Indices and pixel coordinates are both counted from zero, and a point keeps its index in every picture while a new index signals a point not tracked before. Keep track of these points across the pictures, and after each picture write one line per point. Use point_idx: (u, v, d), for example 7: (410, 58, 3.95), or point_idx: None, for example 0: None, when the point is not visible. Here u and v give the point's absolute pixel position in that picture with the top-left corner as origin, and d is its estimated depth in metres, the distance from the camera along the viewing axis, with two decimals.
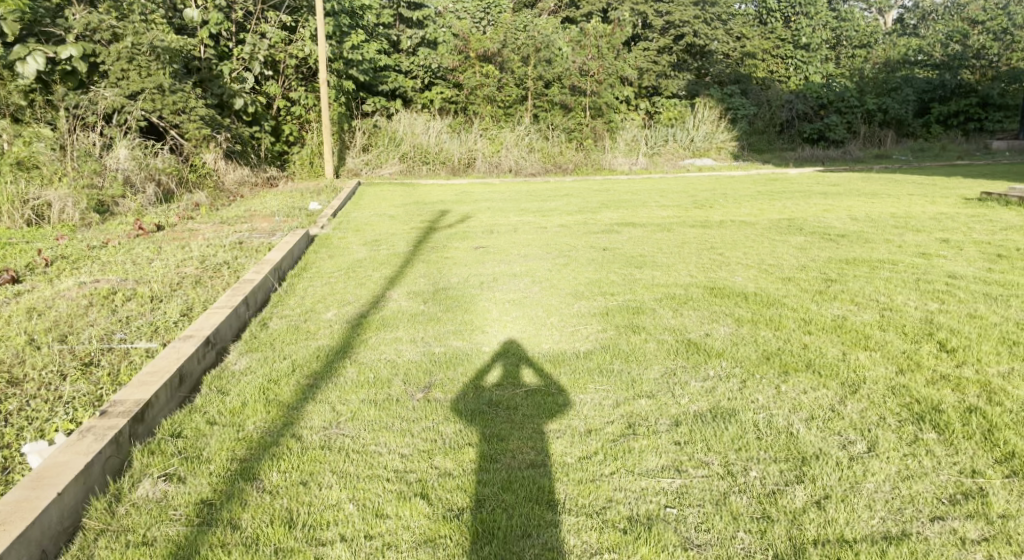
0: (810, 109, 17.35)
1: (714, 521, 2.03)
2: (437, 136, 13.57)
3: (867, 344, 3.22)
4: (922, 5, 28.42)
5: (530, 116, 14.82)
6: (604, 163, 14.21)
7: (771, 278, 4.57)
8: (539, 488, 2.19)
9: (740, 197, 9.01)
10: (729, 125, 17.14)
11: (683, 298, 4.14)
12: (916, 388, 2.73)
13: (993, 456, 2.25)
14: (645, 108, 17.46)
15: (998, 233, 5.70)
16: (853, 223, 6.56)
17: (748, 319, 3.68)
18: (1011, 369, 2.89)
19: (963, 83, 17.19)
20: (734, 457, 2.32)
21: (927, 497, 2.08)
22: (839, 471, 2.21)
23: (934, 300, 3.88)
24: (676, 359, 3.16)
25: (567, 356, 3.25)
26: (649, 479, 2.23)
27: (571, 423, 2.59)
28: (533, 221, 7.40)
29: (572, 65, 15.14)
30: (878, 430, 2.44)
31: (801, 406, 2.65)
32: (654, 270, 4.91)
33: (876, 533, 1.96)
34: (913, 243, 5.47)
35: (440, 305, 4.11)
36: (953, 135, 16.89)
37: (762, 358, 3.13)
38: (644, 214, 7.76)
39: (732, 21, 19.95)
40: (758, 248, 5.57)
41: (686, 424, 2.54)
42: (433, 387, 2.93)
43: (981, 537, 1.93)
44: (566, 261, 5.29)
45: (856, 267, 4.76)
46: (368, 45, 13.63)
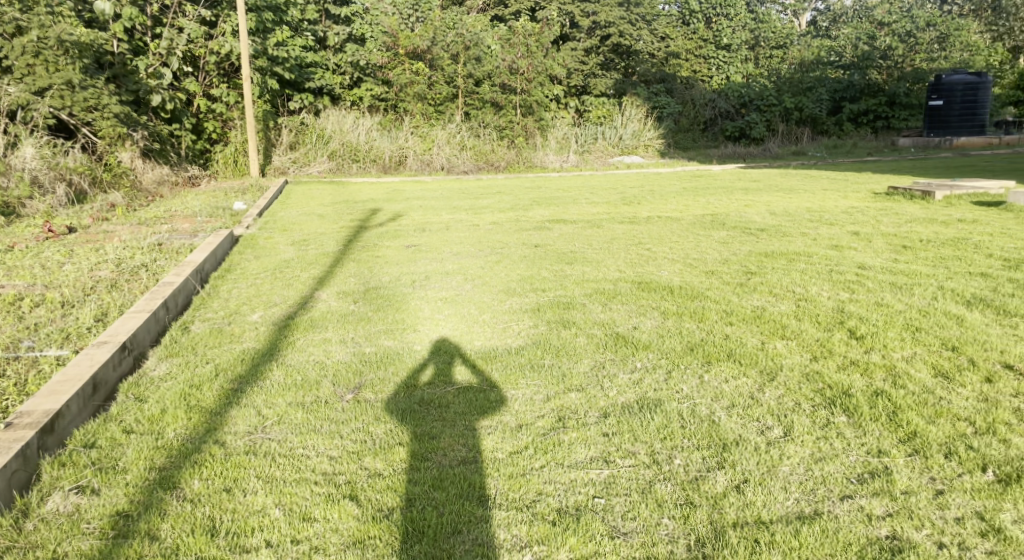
0: (732, 107, 18.21)
1: (639, 509, 2.09)
2: (366, 134, 13.44)
3: (784, 334, 3.36)
4: (834, 8, 29.67)
5: (461, 113, 14.86)
6: (535, 160, 14.23)
7: (696, 272, 4.71)
8: (470, 484, 2.21)
9: (667, 194, 9.23)
10: (656, 123, 17.60)
11: (612, 292, 4.23)
12: (828, 373, 2.88)
13: (897, 436, 2.37)
14: (574, 107, 17.70)
15: (904, 225, 6.01)
16: (771, 217, 6.82)
17: (674, 312, 3.78)
18: (914, 353, 3.06)
19: (871, 83, 17.96)
20: (659, 446, 2.39)
21: (838, 478, 2.17)
22: (757, 456, 2.31)
23: (844, 290, 4.08)
24: (605, 352, 3.23)
25: (499, 352, 3.28)
26: (577, 470, 2.27)
27: (503, 419, 2.62)
28: (465, 218, 7.42)
29: (502, 63, 15.23)
30: (793, 415, 2.55)
31: (722, 394, 2.75)
32: (585, 266, 4.99)
33: (790, 513, 2.04)
34: (827, 236, 5.73)
35: (370, 305, 4.07)
36: (864, 133, 17.68)
37: (686, 349, 3.22)
38: (574, 211, 7.84)
39: (657, 21, 20.23)
40: (683, 243, 5.72)
41: (614, 416, 2.61)
42: (363, 388, 2.90)
43: (886, 512, 2.01)
44: (499, 258, 5.33)
45: (775, 260, 4.95)
46: (293, 41, 13.32)
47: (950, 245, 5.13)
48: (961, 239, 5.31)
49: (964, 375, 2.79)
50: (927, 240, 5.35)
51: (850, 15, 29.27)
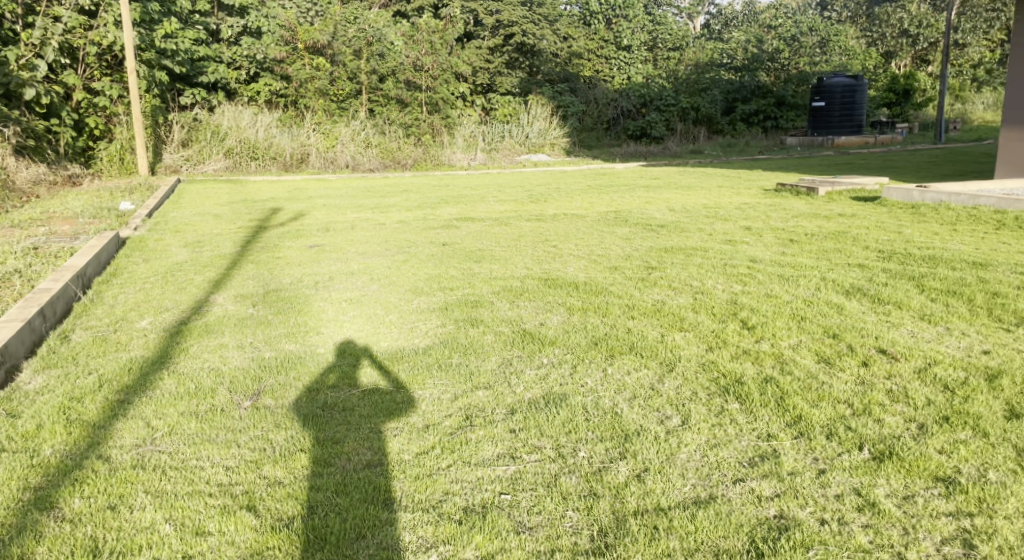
0: (633, 107, 18.58)
1: (545, 503, 2.10)
2: (265, 130, 13.02)
3: (682, 326, 3.49)
4: (725, 14, 30.98)
5: (365, 110, 14.57)
6: (442, 159, 14.17)
7: (600, 268, 4.81)
8: (375, 487, 2.17)
9: (572, 192, 9.35)
10: (561, 122, 17.87)
11: (519, 290, 4.26)
12: (722, 362, 3.01)
13: (785, 420, 2.50)
14: (481, 105, 17.52)
15: (792, 220, 6.34)
16: (671, 214, 7.04)
17: (579, 308, 3.84)
18: (800, 341, 3.24)
19: (761, 85, 19.01)
20: (564, 440, 2.43)
21: (730, 462, 2.26)
22: (656, 445, 2.38)
23: (737, 282, 4.27)
24: (512, 350, 3.24)
25: (406, 353, 3.24)
26: (485, 468, 2.28)
27: (409, 421, 2.59)
28: (371, 218, 7.29)
29: (406, 60, 15.17)
30: (690, 404, 2.65)
31: (624, 386, 2.82)
32: (493, 264, 5.02)
33: (687, 499, 2.09)
34: (722, 231, 5.96)
35: (270, 308, 3.94)
36: (755, 132, 18.61)
37: (591, 343, 3.29)
38: (482, 209, 7.85)
39: (559, 21, 20.25)
40: (589, 240, 5.85)
41: (521, 412, 2.63)
42: (263, 394, 2.81)
43: (774, 493, 2.09)
44: (406, 257, 5.26)
45: (673, 255, 5.12)
46: (184, 33, 12.58)
47: (832, 238, 5.45)
48: (842, 232, 5.65)
49: (844, 360, 2.97)
50: (814, 233, 5.66)
51: (740, 19, 30.55)
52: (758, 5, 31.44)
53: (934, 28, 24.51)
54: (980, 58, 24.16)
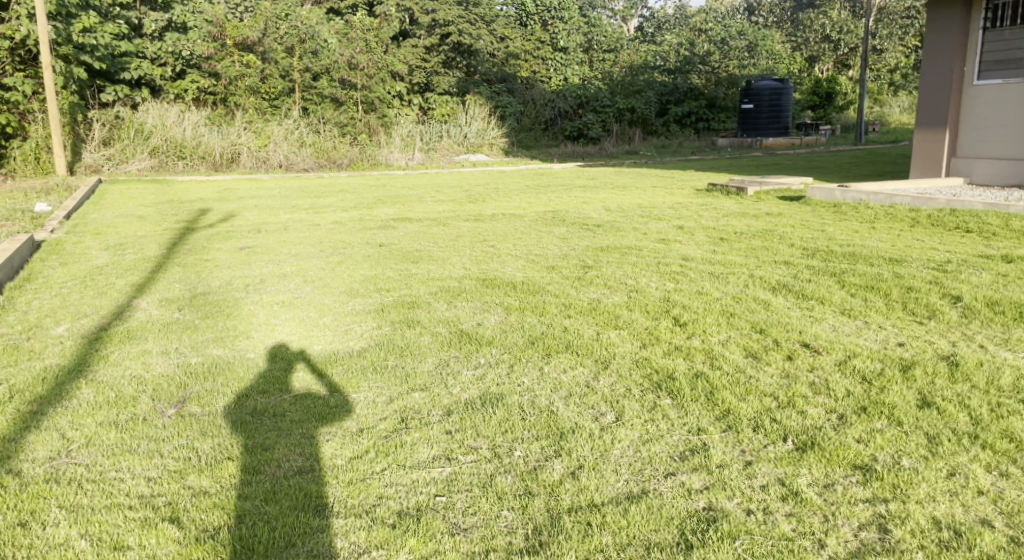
0: (570, 108, 18.74)
1: (480, 504, 2.08)
2: (193, 128, 12.62)
3: (616, 324, 3.54)
4: (658, 17, 31.51)
5: (298, 109, 14.28)
6: (379, 158, 14.01)
7: (537, 267, 4.83)
8: (305, 494, 2.12)
9: (510, 192, 9.36)
10: (499, 122, 17.86)
11: (456, 290, 4.24)
12: (655, 359, 3.06)
13: (714, 414, 2.56)
14: (418, 104, 17.40)
15: (723, 219, 6.51)
16: (607, 214, 7.13)
17: (516, 307, 3.85)
18: (729, 336, 3.32)
19: (693, 87, 19.57)
20: (500, 440, 2.43)
21: (662, 457, 2.30)
22: (591, 442, 2.40)
23: (670, 280, 4.36)
24: (449, 350, 3.23)
25: (340, 356, 3.18)
26: (419, 471, 2.25)
27: (343, 425, 2.55)
28: (305, 218, 7.15)
29: (340, 57, 14.85)
30: (624, 401, 2.69)
31: (560, 385, 2.84)
32: (430, 264, 4.98)
33: (620, 494, 2.11)
34: (656, 231, 6.06)
35: (197, 312, 3.81)
36: (688, 134, 19.25)
37: (528, 343, 3.30)
38: (419, 209, 7.79)
39: (496, 21, 20.05)
40: (527, 240, 5.87)
41: (457, 413, 2.62)
42: (188, 401, 2.72)
43: (704, 486, 2.13)
44: (341, 258, 5.19)
45: (609, 254, 5.19)
46: (103, 27, 12.27)
47: (760, 236, 5.61)
48: (769, 230, 5.83)
49: (770, 354, 3.06)
50: (742, 232, 5.82)
51: (672, 22, 30.98)
52: (689, 9, 32.08)
53: (854, 34, 25.53)
54: (897, 63, 25.28)
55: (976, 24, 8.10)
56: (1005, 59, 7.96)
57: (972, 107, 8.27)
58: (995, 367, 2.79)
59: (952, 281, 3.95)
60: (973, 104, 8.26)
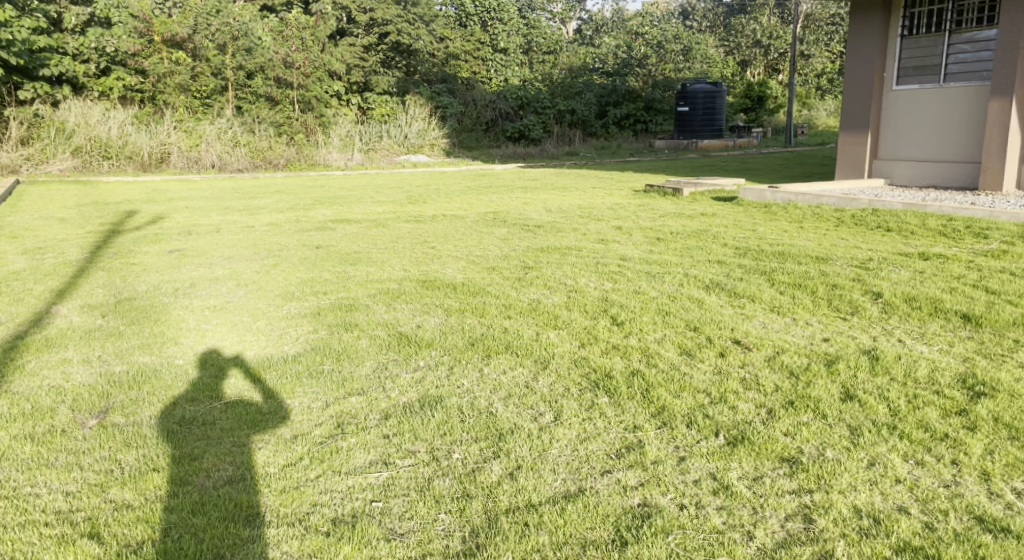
0: (511, 109, 18.66)
1: (416, 508, 2.06)
2: (119, 127, 12.18)
3: (556, 324, 3.56)
4: (596, 19, 31.80)
5: (232, 108, 14.02)
6: (317, 159, 13.77)
7: (478, 268, 4.83)
8: (235, 504, 2.06)
9: (451, 193, 9.31)
10: (439, 122, 17.79)
11: (395, 292, 4.20)
12: (593, 358, 3.09)
13: (649, 411, 2.60)
14: (357, 103, 17.14)
15: (659, 219, 6.63)
16: (547, 214, 7.18)
17: (456, 309, 3.84)
18: (664, 335, 3.38)
19: (631, 90, 19.93)
20: (438, 443, 2.41)
21: (599, 455, 2.32)
22: (529, 442, 2.41)
23: (608, 280, 4.41)
24: (388, 353, 3.19)
25: (274, 361, 3.11)
26: (355, 476, 2.22)
27: (277, 432, 2.49)
28: (238, 220, 6.97)
29: (276, 55, 14.51)
30: (562, 400, 2.71)
31: (500, 386, 2.84)
32: (369, 266, 4.92)
33: (558, 493, 2.12)
34: (595, 231, 6.12)
35: (122, 318, 3.67)
36: (627, 136, 19.65)
37: (467, 345, 3.29)
38: (358, 210, 7.67)
39: (435, 21, 19.76)
40: (467, 241, 5.86)
41: (394, 417, 2.59)
42: (111, 411, 2.61)
43: (639, 482, 2.16)
44: (275, 261, 5.08)
45: (549, 254, 5.22)
46: (19, 21, 11.66)
47: (694, 236, 5.73)
48: (703, 231, 5.97)
49: (703, 351, 3.13)
50: (678, 232, 5.94)
51: (609, 26, 30.88)
52: (626, 12, 32.56)
53: (783, 40, 26.38)
54: (823, 68, 26.22)
55: (894, 31, 8.46)
56: (922, 65, 8.32)
57: (891, 111, 8.64)
58: (913, 361, 2.91)
59: (873, 278, 4.12)
60: (892, 108, 8.61)
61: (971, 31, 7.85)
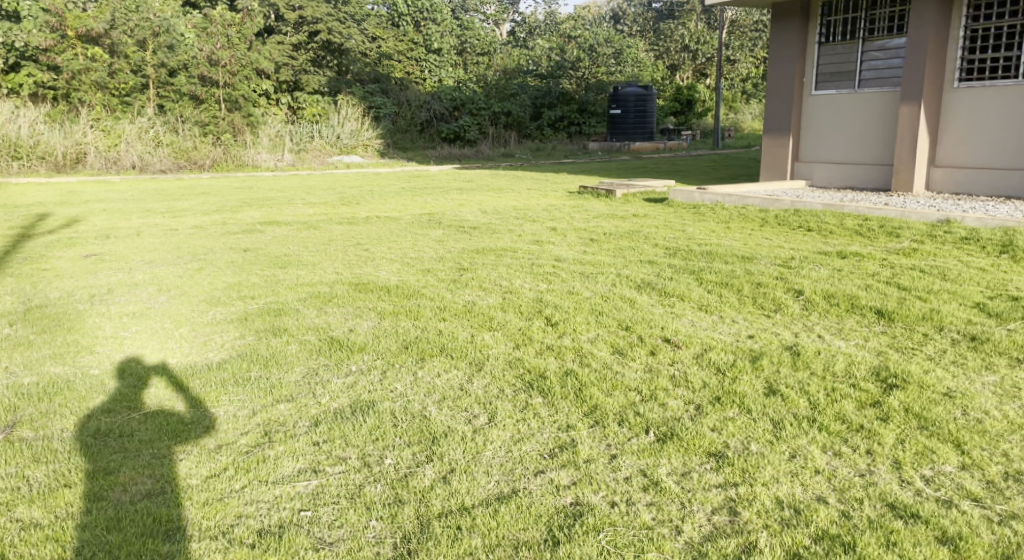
0: (445, 110, 18.59)
1: (347, 516, 2.03)
2: (30, 126, 11.60)
3: (491, 325, 3.56)
4: (529, 21, 31.91)
5: (153, 107, 13.47)
6: (246, 159, 13.38)
7: (413, 271, 4.78)
8: (154, 519, 1.98)
9: (384, 195, 9.21)
10: (373, 123, 17.58)
11: (327, 295, 4.13)
12: (527, 359, 3.11)
13: (582, 410, 2.62)
14: (287, 103, 16.81)
15: (593, 221, 6.71)
16: (482, 216, 7.18)
17: (390, 312, 3.80)
18: (597, 334, 3.41)
19: (564, 92, 20.16)
20: (371, 448, 2.38)
21: (532, 455, 2.33)
22: (462, 445, 2.40)
23: (543, 281, 4.44)
24: (318, 358, 3.13)
25: (198, 368, 3.01)
26: (283, 485, 2.16)
27: (200, 442, 2.41)
28: (160, 223, 6.73)
29: (199, 53, 14.02)
30: (497, 401, 2.71)
31: (434, 388, 2.82)
32: (299, 269, 4.82)
33: (491, 495, 2.11)
34: (530, 232, 6.15)
35: (32, 327, 3.49)
36: (561, 138, 19.88)
37: (401, 348, 3.26)
38: (288, 212, 7.51)
39: (368, 20, 19.47)
40: (401, 243, 5.80)
41: (325, 422, 2.54)
42: (19, 426, 2.48)
43: (572, 481, 2.18)
44: (200, 265, 4.92)
45: (484, 256, 5.22)
46: None
47: (627, 237, 5.82)
48: (635, 231, 6.07)
49: (634, 350, 3.18)
50: (611, 233, 6.02)
51: (542, 29, 30.93)
52: (559, 16, 32.87)
53: (710, 45, 27.15)
54: (748, 73, 27.15)
55: (813, 38, 8.80)
56: (839, 71, 8.69)
57: (811, 114, 8.99)
58: (831, 355, 3.03)
59: (795, 276, 4.27)
60: (812, 112, 8.94)
61: (881, 39, 8.22)
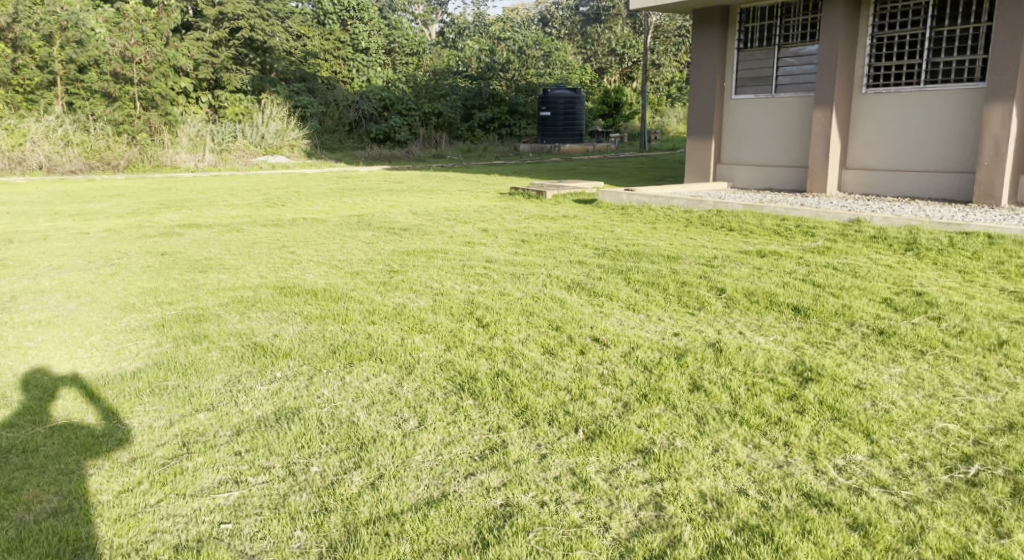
0: (374, 110, 18.28)
1: (270, 526, 1.97)
2: None
3: (421, 328, 3.53)
4: (457, 21, 31.85)
5: (62, 104, 12.90)
6: (163, 159, 13.04)
7: (341, 273, 4.70)
8: (59, 538, 1.88)
9: (312, 196, 9.02)
10: (299, 123, 17.22)
11: (250, 300, 4.01)
12: (458, 361, 3.09)
13: (513, 411, 2.63)
14: (207, 102, 16.31)
15: (524, 222, 6.75)
16: (413, 217, 7.11)
17: (317, 316, 3.72)
18: (528, 335, 3.43)
19: (494, 93, 20.19)
20: (296, 456, 2.32)
21: (463, 458, 2.32)
22: (392, 450, 2.36)
23: (474, 282, 4.43)
24: (241, 365, 3.04)
25: (111, 379, 2.87)
26: (202, 498, 2.09)
27: (112, 456, 2.30)
28: (69, 226, 6.40)
29: (113, 49, 13.38)
30: (427, 405, 2.68)
31: (362, 393, 2.78)
32: (221, 273, 4.67)
33: (420, 500, 2.09)
34: (460, 234, 6.14)
35: None
36: (492, 139, 19.86)
37: (328, 353, 3.19)
38: (209, 214, 7.27)
39: (292, 18, 19.01)
40: (329, 245, 5.69)
41: (247, 431, 2.46)
42: None
43: (502, 483, 2.18)
44: (114, 269, 4.71)
45: (415, 258, 5.17)
46: None
47: (557, 238, 5.87)
48: (565, 232, 6.13)
49: (564, 350, 3.21)
50: (541, 234, 6.07)
51: (472, 29, 30.94)
52: (488, 16, 32.90)
53: (636, 49, 27.72)
54: (672, 77, 27.83)
55: (731, 44, 9.07)
56: (758, 76, 8.98)
57: (731, 118, 9.28)
58: (751, 351, 3.13)
59: (718, 275, 4.39)
60: (733, 116, 9.25)
61: (796, 45, 8.54)
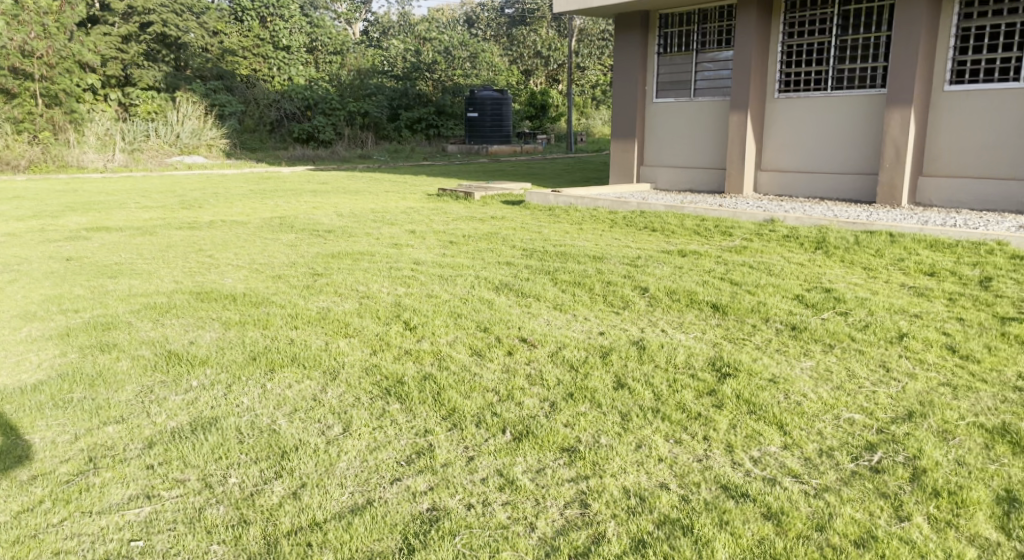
0: (297, 109, 17.99)
1: (184, 542, 1.90)
2: None
3: (346, 332, 3.47)
4: (381, 21, 31.57)
5: None
6: (69, 159, 12.46)
7: (262, 277, 4.57)
8: None
9: (232, 198, 8.75)
10: (217, 122, 16.68)
11: (164, 306, 3.85)
12: (385, 365, 3.05)
13: (440, 414, 2.61)
14: (116, 99, 15.60)
15: (451, 223, 6.73)
16: (338, 219, 6.98)
17: (236, 321, 3.60)
18: (455, 337, 3.42)
19: (420, 93, 19.97)
20: (213, 468, 2.24)
21: (389, 463, 2.29)
22: (315, 457, 2.31)
23: (401, 285, 4.38)
24: (154, 375, 2.91)
25: (9, 393, 2.70)
26: (110, 515, 1.99)
27: (10, 475, 2.17)
28: None
29: (11, 43, 12.35)
30: (352, 410, 2.64)
31: (285, 400, 2.71)
32: (133, 279, 4.47)
33: (344, 508, 2.05)
34: (387, 235, 6.07)
35: None
36: (419, 140, 19.65)
37: (248, 359, 3.10)
38: (120, 217, 6.95)
39: (208, 13, 18.47)
40: (249, 248, 5.53)
41: (161, 443, 2.37)
42: None
43: (428, 487, 2.16)
44: (13, 276, 4.44)
45: (340, 260, 5.08)
46: None
47: (484, 239, 5.88)
48: (492, 233, 6.13)
49: (492, 351, 3.22)
50: (469, 235, 6.06)
51: (396, 29, 30.70)
52: (414, 16, 32.70)
53: (561, 52, 28.05)
54: (597, 80, 28.26)
55: (652, 49, 9.29)
56: (677, 80, 9.22)
57: (653, 122, 9.50)
58: (673, 348, 3.20)
59: (641, 274, 4.47)
60: (654, 119, 9.46)
61: (712, 51, 8.81)
